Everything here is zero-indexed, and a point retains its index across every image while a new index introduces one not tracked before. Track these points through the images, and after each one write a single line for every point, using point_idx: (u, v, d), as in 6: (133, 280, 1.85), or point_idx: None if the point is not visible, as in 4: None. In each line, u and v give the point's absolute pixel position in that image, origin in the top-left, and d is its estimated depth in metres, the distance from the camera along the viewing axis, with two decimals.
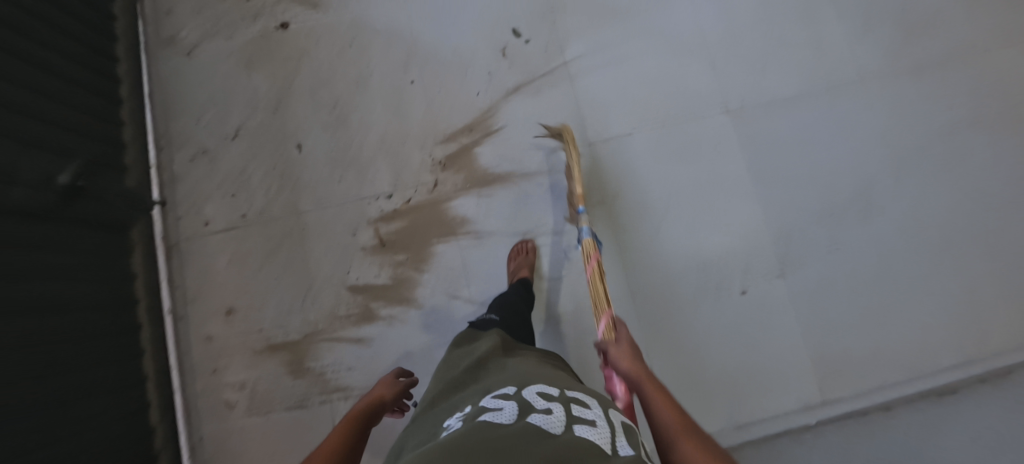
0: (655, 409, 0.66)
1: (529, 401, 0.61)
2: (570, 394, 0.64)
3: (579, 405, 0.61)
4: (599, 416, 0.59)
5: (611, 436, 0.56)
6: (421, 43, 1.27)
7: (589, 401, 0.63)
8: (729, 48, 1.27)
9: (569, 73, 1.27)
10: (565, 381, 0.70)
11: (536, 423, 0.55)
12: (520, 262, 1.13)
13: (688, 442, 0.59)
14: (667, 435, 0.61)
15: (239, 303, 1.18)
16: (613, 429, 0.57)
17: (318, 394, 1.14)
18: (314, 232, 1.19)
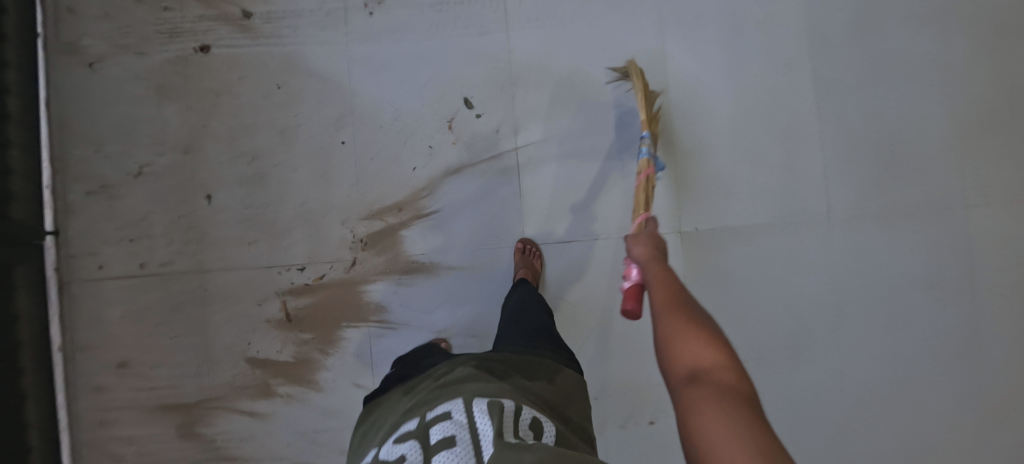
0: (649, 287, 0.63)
1: (391, 454, 0.55)
2: (434, 415, 0.59)
3: (438, 423, 0.56)
4: (457, 425, 0.55)
5: (472, 433, 0.53)
6: (360, 97, 1.13)
7: (456, 406, 0.59)
8: (693, 159, 1.18)
9: (518, 159, 1.15)
10: (445, 391, 0.64)
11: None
12: None
13: (675, 315, 0.57)
14: (656, 309, 0.59)
15: (131, 358, 1.13)
16: (471, 428, 0.53)
17: (207, 461, 1.13)
18: (217, 295, 1.12)
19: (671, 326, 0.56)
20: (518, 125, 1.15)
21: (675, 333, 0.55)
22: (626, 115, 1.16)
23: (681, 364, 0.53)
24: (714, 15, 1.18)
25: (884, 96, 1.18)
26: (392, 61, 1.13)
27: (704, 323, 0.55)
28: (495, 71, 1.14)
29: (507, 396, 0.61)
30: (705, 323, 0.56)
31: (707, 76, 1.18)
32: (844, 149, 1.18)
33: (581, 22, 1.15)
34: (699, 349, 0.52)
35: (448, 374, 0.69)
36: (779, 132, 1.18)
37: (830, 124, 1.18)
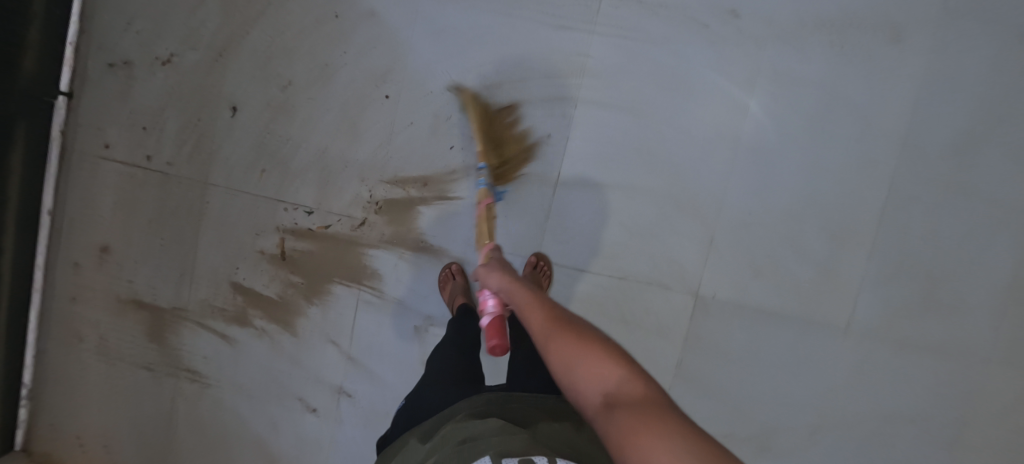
0: (527, 318, 0.57)
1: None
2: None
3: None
4: None
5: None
6: (416, 58, 1.05)
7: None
8: (737, 229, 1.11)
9: (558, 173, 1.08)
10: (462, 448, 0.52)
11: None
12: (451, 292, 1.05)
13: (562, 339, 0.50)
14: (543, 339, 0.52)
15: (115, 245, 1.10)
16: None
17: (167, 367, 1.13)
18: (215, 212, 1.09)
19: (563, 353, 0.49)
20: (569, 137, 1.07)
21: (563, 359, 0.49)
22: (680, 163, 1.09)
23: (587, 393, 0.45)
24: (811, 86, 1.08)
25: (951, 227, 1.10)
26: (460, 30, 1.05)
27: (590, 337, 0.50)
28: (561, 74, 1.06)
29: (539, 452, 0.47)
30: (598, 341, 0.50)
31: (782, 148, 1.09)
32: (888, 267, 1.12)
33: (668, 50, 1.06)
34: (595, 368, 0.46)
35: (464, 427, 0.58)
36: (831, 229, 1.11)
37: (885, 238, 1.11)
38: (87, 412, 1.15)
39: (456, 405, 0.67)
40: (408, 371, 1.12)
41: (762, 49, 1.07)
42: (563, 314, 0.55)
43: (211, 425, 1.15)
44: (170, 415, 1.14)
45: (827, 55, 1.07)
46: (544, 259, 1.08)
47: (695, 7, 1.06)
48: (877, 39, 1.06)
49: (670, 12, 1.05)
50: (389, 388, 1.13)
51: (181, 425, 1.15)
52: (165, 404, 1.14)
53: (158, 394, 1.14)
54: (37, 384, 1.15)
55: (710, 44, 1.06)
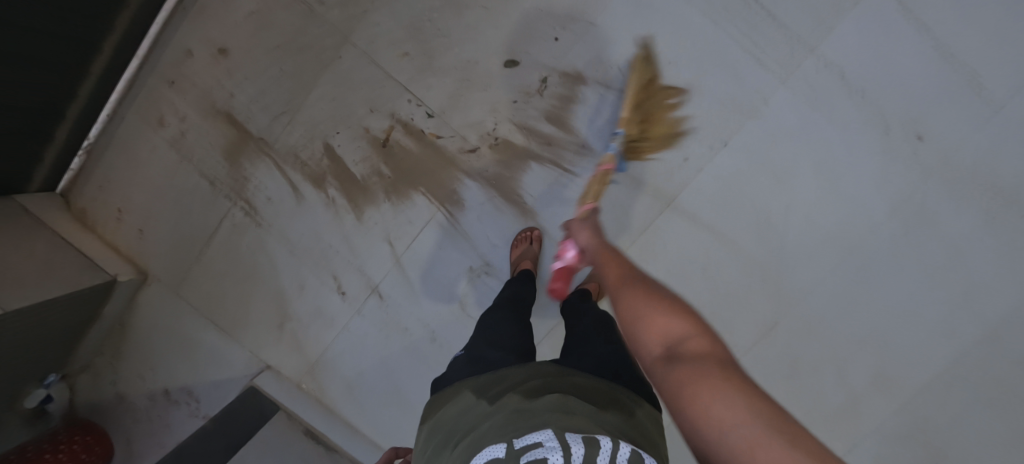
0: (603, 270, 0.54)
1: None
2: (521, 443, 0.46)
3: (526, 451, 0.44)
4: (552, 450, 0.43)
5: (568, 457, 0.41)
6: (605, 21, 1.00)
7: (544, 435, 0.46)
8: (800, 328, 1.12)
9: (676, 196, 1.07)
10: (530, 420, 0.50)
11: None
12: (522, 253, 1.04)
13: (630, 284, 0.47)
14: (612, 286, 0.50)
15: (233, 54, 1.06)
16: (567, 455, 0.41)
17: (229, 188, 1.12)
18: (342, 70, 1.05)
19: (627, 297, 0.46)
20: (701, 169, 1.05)
21: (628, 306, 0.45)
22: (787, 245, 1.08)
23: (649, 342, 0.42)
24: (948, 239, 1.04)
25: (987, 427, 1.10)
26: (661, 16, 0.99)
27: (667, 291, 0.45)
28: (732, 107, 1.02)
29: (601, 432, 0.48)
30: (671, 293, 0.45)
31: (885, 279, 1.07)
32: (909, 430, 1.13)
33: (839, 138, 1.02)
34: (663, 317, 0.42)
35: (524, 397, 0.56)
36: (881, 372, 1.11)
37: (924, 405, 1.12)
38: (136, 191, 1.15)
39: (510, 370, 0.65)
40: (443, 301, 1.13)
41: (926, 182, 1.02)
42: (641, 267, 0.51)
43: (242, 260, 1.15)
44: (210, 234, 1.15)
45: (981, 219, 1.02)
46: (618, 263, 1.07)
47: (890, 110, 1.00)
48: None
49: (862, 102, 1.00)
50: (418, 306, 1.14)
51: (216, 247, 1.15)
52: (211, 221, 1.14)
53: (208, 210, 1.13)
54: (101, 143, 1.14)
55: (883, 154, 1.02)
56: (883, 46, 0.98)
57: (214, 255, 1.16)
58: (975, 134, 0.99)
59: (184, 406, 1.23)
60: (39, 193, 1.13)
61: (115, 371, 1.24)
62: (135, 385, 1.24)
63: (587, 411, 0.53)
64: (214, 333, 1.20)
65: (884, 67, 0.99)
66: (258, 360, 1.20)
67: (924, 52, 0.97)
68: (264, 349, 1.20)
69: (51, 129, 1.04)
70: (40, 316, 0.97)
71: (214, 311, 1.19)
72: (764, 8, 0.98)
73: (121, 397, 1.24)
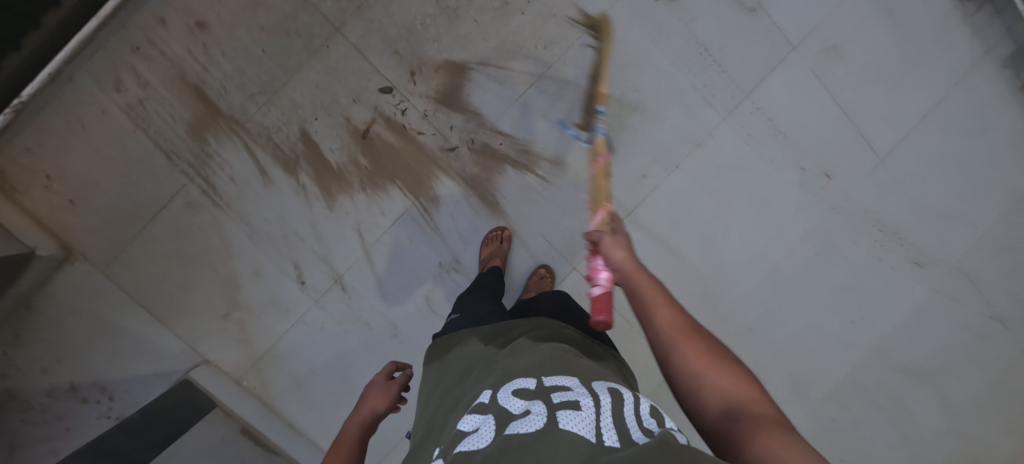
0: (646, 306, 0.51)
1: (507, 404, 0.46)
2: (550, 381, 0.48)
3: (557, 390, 0.46)
4: (585, 394, 0.45)
5: (601, 406, 0.43)
6: (582, 48, 1.12)
7: (571, 381, 0.48)
8: (734, 338, 1.25)
9: (634, 209, 1.18)
10: (555, 358, 0.54)
11: (519, 427, 0.42)
12: (494, 252, 1.09)
13: (688, 346, 0.46)
14: (665, 336, 0.48)
15: (212, 28, 1.03)
16: (599, 403, 0.43)
17: (188, 164, 1.06)
18: (330, 59, 1.06)
19: (689, 355, 0.46)
20: (657, 187, 1.18)
21: (692, 361, 0.45)
22: (724, 262, 1.22)
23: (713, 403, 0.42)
24: (846, 265, 1.25)
25: (871, 425, 1.30)
26: (630, 51, 1.13)
27: (724, 355, 0.46)
28: (687, 136, 1.16)
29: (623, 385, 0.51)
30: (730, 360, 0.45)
31: (801, 296, 1.25)
32: (814, 431, 1.29)
33: (769, 173, 1.20)
34: (729, 383, 0.43)
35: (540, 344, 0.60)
36: (795, 379, 1.28)
37: (826, 408, 1.29)
38: (72, 158, 1.04)
39: (519, 322, 0.71)
40: (409, 295, 1.13)
41: (830, 216, 1.23)
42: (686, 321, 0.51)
43: (192, 241, 1.09)
44: (158, 211, 1.07)
45: (869, 249, 1.25)
46: (549, 271, 1.14)
47: (806, 154, 1.20)
48: (906, 261, 1.26)
49: (787, 144, 1.19)
50: (383, 299, 1.13)
51: (163, 226, 1.08)
52: (162, 197, 1.07)
53: (160, 185, 1.06)
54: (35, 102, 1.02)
55: (799, 189, 1.21)
56: (802, 99, 1.18)
57: (159, 234, 1.08)
58: (866, 179, 1.23)
59: (94, 405, 1.09)
60: None
61: (7, 362, 1.07)
62: (32, 378, 1.08)
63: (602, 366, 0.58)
64: (145, 321, 1.10)
65: (804, 117, 1.19)
66: (194, 353, 1.12)
67: (831, 110, 1.19)
68: (203, 341, 1.11)
69: None
70: None
71: (149, 295, 1.10)
72: (713, 56, 1.15)
73: (12, 393, 1.07)
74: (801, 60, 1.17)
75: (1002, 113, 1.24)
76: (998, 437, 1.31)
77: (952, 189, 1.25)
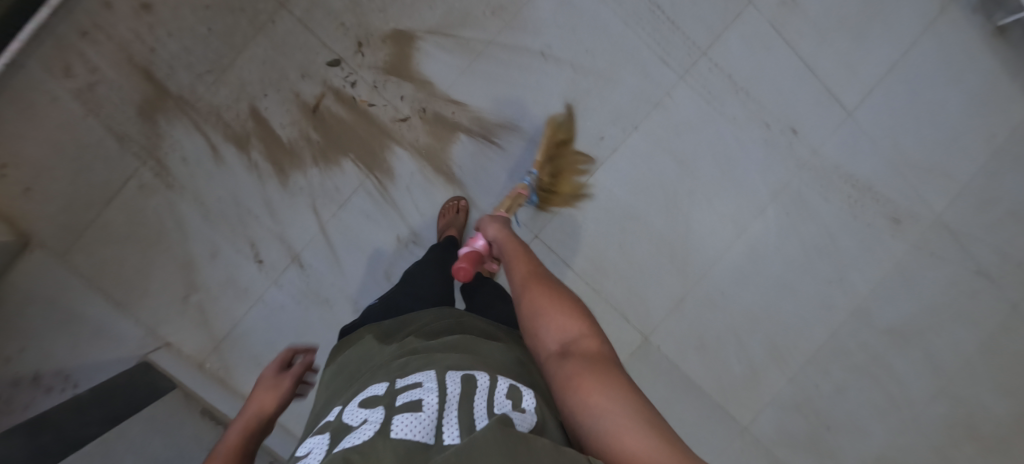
0: (513, 269, 0.63)
1: (351, 418, 0.46)
2: (402, 383, 0.49)
3: (405, 389, 0.47)
4: (429, 392, 0.46)
5: (442, 400, 0.44)
6: (531, 13, 1.10)
7: (425, 375, 0.49)
8: (706, 304, 1.21)
9: (593, 174, 1.15)
10: (421, 357, 0.55)
11: (352, 439, 0.41)
12: (452, 222, 1.05)
13: (534, 292, 0.56)
14: (520, 286, 0.59)
15: (158, 10, 1.03)
16: (441, 397, 0.45)
17: (139, 147, 1.06)
18: (276, 34, 1.06)
19: (535, 301, 0.55)
20: (616, 150, 1.15)
21: (534, 305, 0.54)
22: (691, 225, 1.19)
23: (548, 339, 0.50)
24: (819, 224, 1.21)
25: (857, 390, 1.25)
26: (581, 13, 1.11)
27: (566, 296, 0.55)
28: (644, 97, 1.14)
29: (484, 369, 0.52)
30: (570, 300, 0.54)
31: (774, 258, 1.21)
32: (797, 399, 1.25)
33: (731, 132, 1.17)
34: (563, 320, 0.51)
35: (421, 342, 0.61)
36: (774, 344, 1.23)
37: (809, 373, 1.24)
38: (25, 145, 1.05)
39: (417, 315, 0.73)
40: (367, 270, 1.12)
41: (799, 173, 1.19)
42: (543, 272, 0.61)
43: (148, 224, 1.08)
44: (112, 195, 1.07)
45: (842, 206, 1.21)
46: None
47: (770, 109, 1.17)
48: (882, 217, 1.22)
49: (748, 102, 1.16)
50: (341, 277, 1.11)
51: (118, 210, 1.08)
52: (116, 181, 1.07)
53: (112, 168, 1.06)
54: None
55: (764, 145, 1.18)
56: (762, 53, 1.16)
57: (114, 219, 1.08)
58: (834, 134, 1.19)
59: (58, 393, 1.09)
60: None
61: None
62: None
63: (482, 349, 0.58)
64: (104, 306, 1.10)
65: (765, 72, 1.16)
66: (157, 337, 1.11)
67: (792, 63, 1.16)
68: (163, 325, 1.11)
69: None
70: None
71: (107, 280, 1.09)
72: (667, 13, 1.12)
73: None
74: (758, 13, 1.14)
75: (973, 59, 1.20)
76: (994, 398, 1.25)
77: (926, 140, 1.21)
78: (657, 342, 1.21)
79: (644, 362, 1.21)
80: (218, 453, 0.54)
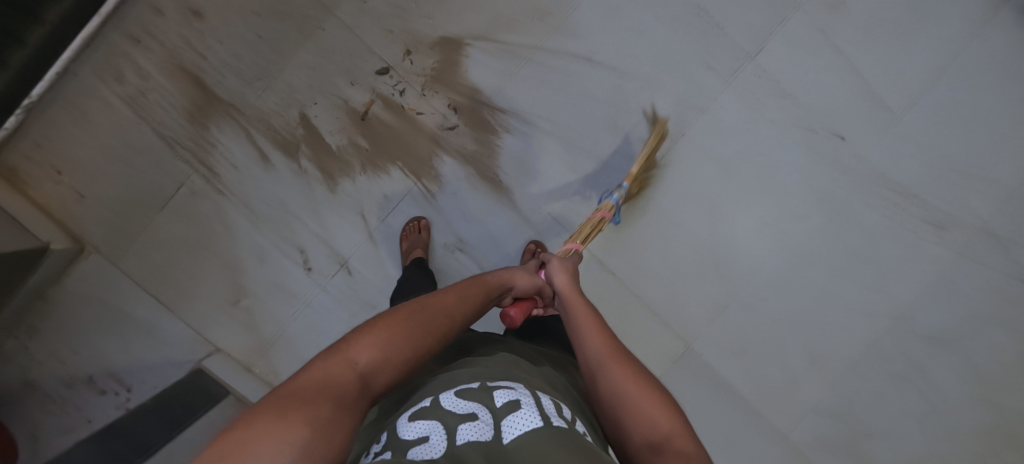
0: (585, 334, 0.58)
1: (447, 402, 0.44)
2: (493, 383, 0.48)
3: (498, 389, 0.46)
4: (524, 393, 0.46)
5: (541, 406, 0.44)
6: (577, 18, 1.09)
7: (517, 383, 0.49)
8: (747, 311, 1.20)
9: (639, 183, 1.16)
10: (501, 369, 0.53)
11: (466, 432, 0.39)
12: (414, 243, 1.07)
13: (617, 369, 0.52)
14: (594, 358, 0.54)
15: (207, 17, 1.04)
16: (540, 403, 0.44)
17: (190, 154, 1.07)
18: (325, 41, 1.06)
19: (621, 382, 0.50)
20: (661, 157, 1.15)
21: (621, 389, 0.50)
22: (733, 233, 1.18)
23: (639, 434, 0.46)
24: (862, 231, 1.20)
25: (898, 399, 1.24)
26: (628, 17, 1.10)
27: (653, 385, 0.51)
28: (688, 104, 1.13)
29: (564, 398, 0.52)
30: (651, 387, 0.51)
31: (816, 264, 1.20)
32: (837, 406, 1.24)
33: (775, 139, 1.16)
34: (657, 417, 0.47)
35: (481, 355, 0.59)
36: (813, 351, 1.23)
37: (851, 381, 1.24)
38: (78, 150, 1.06)
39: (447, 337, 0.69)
40: None
41: (843, 179, 1.18)
42: (619, 345, 0.56)
43: (198, 230, 1.10)
44: (163, 201, 1.08)
45: (887, 213, 1.19)
46: (539, 246, 1.10)
47: (814, 115, 1.16)
48: (926, 224, 1.20)
49: (794, 108, 1.15)
50: (387, 283, 1.12)
51: (169, 216, 1.09)
52: (166, 187, 1.08)
53: (163, 174, 1.08)
54: (43, 98, 1.05)
55: (809, 151, 1.17)
56: (808, 58, 1.14)
57: (165, 225, 1.09)
58: (880, 141, 1.18)
59: (112, 396, 1.12)
60: None
61: (28, 355, 1.10)
62: (50, 370, 1.11)
63: (549, 379, 0.58)
64: (154, 309, 1.11)
65: (811, 77, 1.15)
66: (206, 341, 1.12)
67: (839, 67, 1.15)
68: (212, 329, 1.12)
69: None
70: None
71: (159, 284, 1.11)
72: (713, 17, 1.11)
73: (32, 385, 1.11)
74: (805, 17, 1.13)
75: None
76: None
77: (977, 145, 1.18)
78: (697, 349, 1.21)
79: (683, 367, 1.21)
80: (461, 292, 0.58)
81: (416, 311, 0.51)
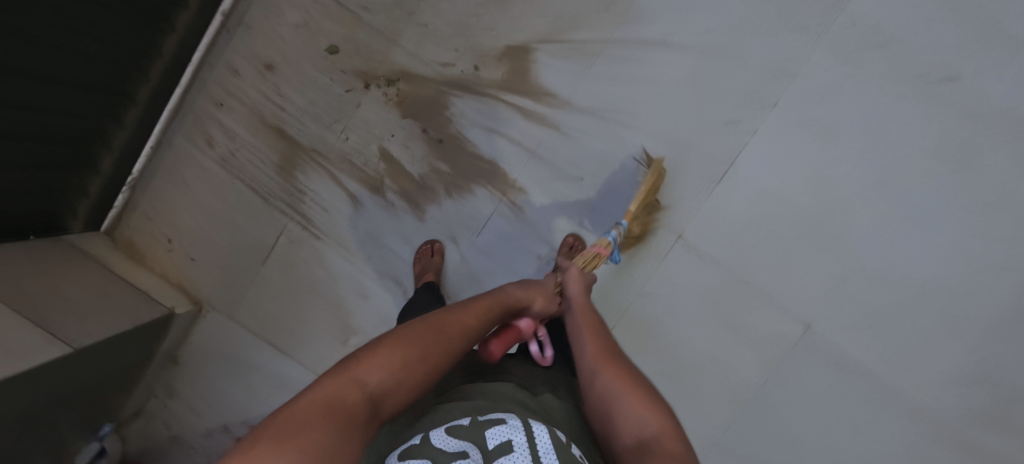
0: (581, 343, 0.64)
1: (441, 443, 0.40)
2: (487, 417, 0.44)
3: (492, 425, 0.42)
4: (523, 430, 0.41)
5: (541, 445, 0.39)
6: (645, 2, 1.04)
7: (510, 414, 0.45)
8: (867, 280, 1.11)
9: (732, 161, 1.08)
10: (496, 397, 0.51)
11: None
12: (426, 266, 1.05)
13: (607, 372, 0.57)
14: (589, 365, 0.59)
15: (281, 68, 1.06)
16: (543, 445, 0.39)
17: (284, 202, 1.10)
18: (393, 70, 1.06)
19: (608, 385, 0.55)
20: (755, 131, 1.07)
21: (613, 390, 0.54)
22: (842, 198, 1.09)
23: (626, 427, 0.50)
24: (996, 179, 1.06)
25: None
26: None
27: (642, 385, 0.55)
28: (776, 69, 1.05)
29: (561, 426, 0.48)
30: (643, 392, 0.54)
31: (939, 223, 1.08)
32: (987, 373, 1.11)
33: (879, 92, 1.06)
34: (641, 412, 0.51)
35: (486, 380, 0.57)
36: (949, 318, 1.11)
37: (997, 345, 1.10)
38: (184, 217, 1.13)
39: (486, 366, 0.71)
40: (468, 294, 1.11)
41: (963, 122, 1.05)
42: (611, 351, 0.62)
43: (301, 275, 1.13)
44: (266, 253, 1.13)
45: None
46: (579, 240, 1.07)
47: (923, 57, 1.04)
48: None
49: (898, 54, 1.04)
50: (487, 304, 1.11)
51: (274, 265, 1.13)
52: (268, 238, 1.12)
53: (264, 227, 1.11)
54: (147, 174, 1.13)
55: (916, 101, 1.05)
56: None
57: (272, 274, 1.13)
58: None
59: None
60: (84, 231, 1.11)
61: (169, 411, 1.17)
62: (189, 423, 1.17)
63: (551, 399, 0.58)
64: (272, 355, 1.15)
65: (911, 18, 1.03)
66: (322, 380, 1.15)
67: None
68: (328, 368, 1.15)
69: (95, 164, 1.03)
70: (99, 353, 0.91)
71: (272, 332, 1.15)
72: None
73: (175, 439, 1.18)
74: None
75: None
76: None
77: None
78: (819, 329, 1.13)
79: (800, 351, 1.13)
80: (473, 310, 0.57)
81: (428, 330, 0.50)
